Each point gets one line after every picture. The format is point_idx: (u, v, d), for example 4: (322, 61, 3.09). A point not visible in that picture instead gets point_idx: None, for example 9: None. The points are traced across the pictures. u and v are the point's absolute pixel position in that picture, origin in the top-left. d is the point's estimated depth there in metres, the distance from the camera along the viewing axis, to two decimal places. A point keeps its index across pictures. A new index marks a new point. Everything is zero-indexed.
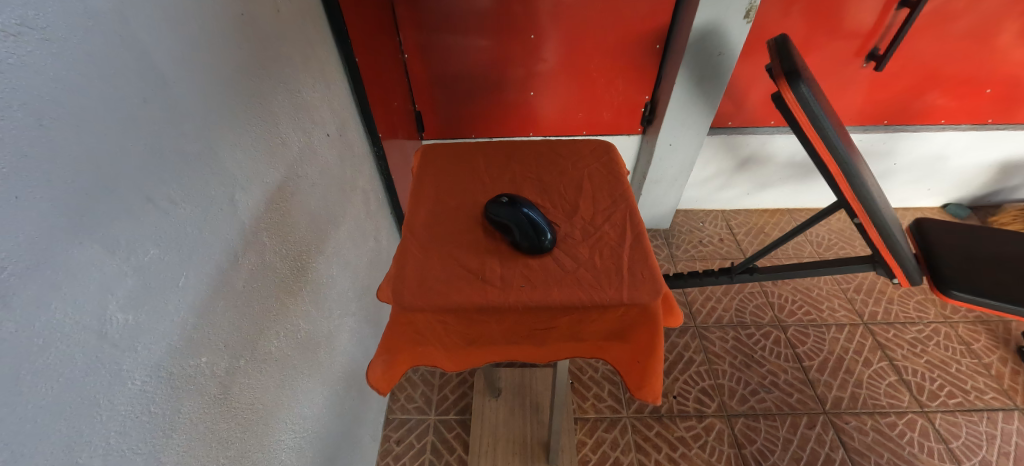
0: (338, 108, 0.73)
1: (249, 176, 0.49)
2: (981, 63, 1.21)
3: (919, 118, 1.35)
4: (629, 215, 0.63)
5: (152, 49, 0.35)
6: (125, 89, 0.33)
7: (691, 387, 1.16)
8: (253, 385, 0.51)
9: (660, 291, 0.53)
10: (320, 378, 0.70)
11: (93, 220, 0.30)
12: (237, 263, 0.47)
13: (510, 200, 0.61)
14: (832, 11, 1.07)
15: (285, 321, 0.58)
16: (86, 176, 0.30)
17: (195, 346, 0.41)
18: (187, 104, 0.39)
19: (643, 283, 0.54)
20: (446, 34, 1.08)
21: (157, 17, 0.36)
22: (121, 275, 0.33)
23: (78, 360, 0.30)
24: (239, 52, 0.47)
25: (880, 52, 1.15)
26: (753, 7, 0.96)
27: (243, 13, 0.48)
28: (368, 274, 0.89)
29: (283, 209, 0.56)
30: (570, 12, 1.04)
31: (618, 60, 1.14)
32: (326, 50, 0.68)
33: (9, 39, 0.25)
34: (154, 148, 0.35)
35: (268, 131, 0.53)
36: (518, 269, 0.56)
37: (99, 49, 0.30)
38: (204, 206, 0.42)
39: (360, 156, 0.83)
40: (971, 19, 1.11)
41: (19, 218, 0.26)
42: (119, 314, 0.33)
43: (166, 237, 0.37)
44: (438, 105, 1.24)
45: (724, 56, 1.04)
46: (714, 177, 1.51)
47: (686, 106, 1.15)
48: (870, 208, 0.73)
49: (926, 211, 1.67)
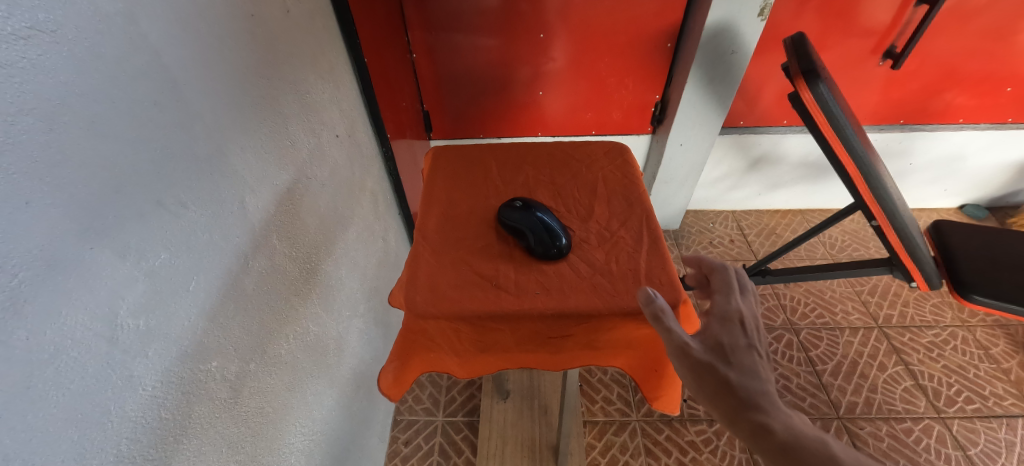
0: (347, 109, 0.73)
1: (259, 179, 0.49)
2: (1002, 61, 1.18)
3: (937, 117, 1.32)
4: (645, 219, 0.62)
5: (163, 51, 0.35)
6: (136, 93, 0.32)
7: None
8: (263, 388, 0.51)
9: (679, 297, 0.52)
10: (330, 381, 0.70)
11: (104, 224, 0.30)
12: (248, 266, 0.47)
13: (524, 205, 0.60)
14: (846, 8, 1.05)
15: (295, 324, 0.58)
16: (99, 181, 0.30)
17: (206, 350, 0.41)
18: (198, 106, 0.39)
19: (662, 290, 0.53)
20: (454, 34, 1.07)
21: (169, 19, 0.35)
22: (131, 280, 0.32)
23: (90, 367, 0.30)
24: (250, 54, 0.46)
25: (897, 50, 1.12)
26: (767, 5, 0.94)
27: (253, 14, 0.47)
28: (377, 275, 0.89)
29: (292, 211, 0.56)
30: (580, 10, 1.03)
31: (628, 59, 1.12)
32: (335, 50, 0.68)
33: (20, 42, 0.25)
34: (165, 152, 0.35)
35: (277, 132, 0.52)
36: (533, 275, 0.56)
37: (110, 53, 0.30)
38: (215, 209, 0.41)
39: (369, 156, 0.83)
40: (992, 15, 1.08)
41: (30, 224, 0.26)
42: (130, 319, 0.32)
43: (177, 240, 0.37)
44: (446, 106, 1.23)
45: (737, 54, 1.03)
46: (725, 178, 1.49)
47: (698, 105, 1.13)
48: (890, 211, 0.71)
49: (943, 212, 1.63)
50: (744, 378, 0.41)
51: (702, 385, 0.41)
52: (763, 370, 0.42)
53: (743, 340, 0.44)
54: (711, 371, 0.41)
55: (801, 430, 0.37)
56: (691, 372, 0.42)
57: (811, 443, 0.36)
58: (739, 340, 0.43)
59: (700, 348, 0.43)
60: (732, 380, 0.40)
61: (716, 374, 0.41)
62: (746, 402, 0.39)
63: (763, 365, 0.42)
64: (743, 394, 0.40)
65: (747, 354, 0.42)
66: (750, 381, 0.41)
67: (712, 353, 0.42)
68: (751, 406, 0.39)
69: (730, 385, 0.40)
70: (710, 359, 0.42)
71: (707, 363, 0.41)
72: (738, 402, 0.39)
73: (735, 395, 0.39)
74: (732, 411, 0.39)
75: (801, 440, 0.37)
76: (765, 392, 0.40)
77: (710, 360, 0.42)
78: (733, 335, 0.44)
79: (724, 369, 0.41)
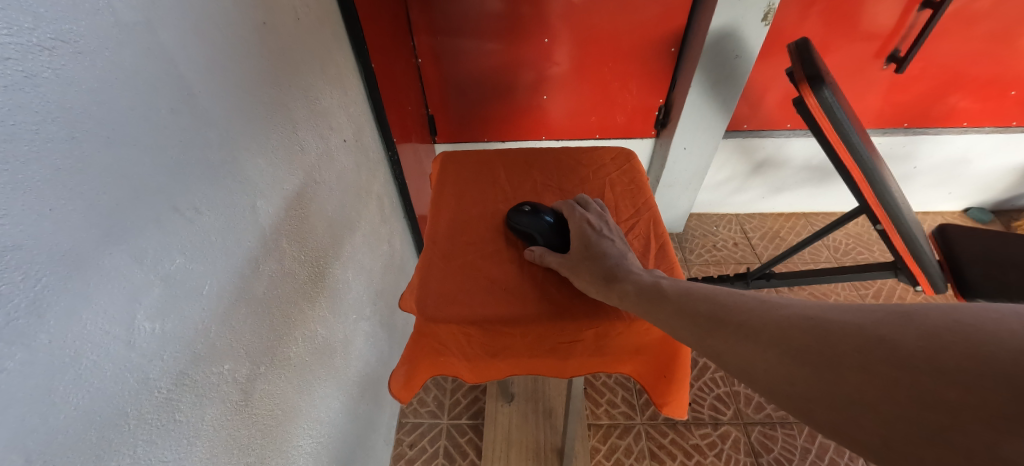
0: (354, 114, 0.73)
1: (270, 183, 0.49)
2: (1007, 64, 1.18)
3: (941, 120, 1.32)
4: (651, 224, 0.63)
5: (179, 58, 0.35)
6: (154, 102, 0.33)
7: (705, 393, 1.14)
8: (272, 391, 0.52)
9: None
10: (337, 383, 0.70)
11: (122, 230, 0.31)
12: (259, 270, 0.48)
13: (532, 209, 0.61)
14: (850, 12, 1.05)
15: (303, 327, 0.58)
16: (117, 188, 0.30)
17: (218, 353, 0.41)
18: (212, 112, 0.39)
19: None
20: (459, 38, 1.08)
21: (185, 28, 0.36)
22: (148, 284, 0.33)
23: (108, 370, 0.30)
24: (261, 61, 0.47)
25: (901, 54, 1.13)
26: (771, 9, 0.95)
27: (265, 22, 0.48)
28: (383, 278, 0.89)
29: (301, 216, 0.57)
30: (584, 15, 1.03)
31: (631, 63, 1.13)
32: (342, 56, 0.69)
33: (45, 53, 0.25)
34: (180, 158, 0.36)
35: (287, 137, 0.53)
36: (541, 282, 0.57)
37: (130, 62, 0.31)
38: (228, 214, 0.42)
39: (375, 160, 0.83)
40: (997, 19, 1.08)
41: (52, 230, 0.26)
42: (146, 323, 0.33)
43: (191, 245, 0.37)
44: (451, 109, 1.24)
45: (740, 59, 1.03)
46: (729, 181, 1.49)
47: (701, 109, 1.14)
48: (895, 216, 0.72)
49: (947, 215, 1.63)
50: (686, 292, 0.42)
51: (663, 315, 0.41)
52: (617, 248, 0.53)
53: (593, 230, 0.56)
54: (693, 312, 0.39)
55: (802, 314, 0.32)
56: (669, 321, 0.41)
57: (656, 283, 0.45)
58: (585, 228, 0.56)
59: (573, 250, 0.55)
60: (652, 290, 0.44)
61: (701, 314, 0.38)
62: (606, 272, 0.50)
63: (609, 240, 0.55)
64: (648, 289, 0.44)
65: (597, 239, 0.55)
66: (599, 254, 0.52)
67: (578, 246, 0.55)
68: (611, 274, 0.49)
69: (718, 317, 0.37)
70: (579, 255, 0.54)
71: (658, 301, 0.43)
72: (737, 329, 0.35)
73: (729, 324, 0.36)
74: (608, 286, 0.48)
75: (645, 286, 0.45)
76: (611, 254, 0.52)
77: (680, 301, 0.41)
78: (580, 226, 0.57)
79: (663, 292, 0.43)
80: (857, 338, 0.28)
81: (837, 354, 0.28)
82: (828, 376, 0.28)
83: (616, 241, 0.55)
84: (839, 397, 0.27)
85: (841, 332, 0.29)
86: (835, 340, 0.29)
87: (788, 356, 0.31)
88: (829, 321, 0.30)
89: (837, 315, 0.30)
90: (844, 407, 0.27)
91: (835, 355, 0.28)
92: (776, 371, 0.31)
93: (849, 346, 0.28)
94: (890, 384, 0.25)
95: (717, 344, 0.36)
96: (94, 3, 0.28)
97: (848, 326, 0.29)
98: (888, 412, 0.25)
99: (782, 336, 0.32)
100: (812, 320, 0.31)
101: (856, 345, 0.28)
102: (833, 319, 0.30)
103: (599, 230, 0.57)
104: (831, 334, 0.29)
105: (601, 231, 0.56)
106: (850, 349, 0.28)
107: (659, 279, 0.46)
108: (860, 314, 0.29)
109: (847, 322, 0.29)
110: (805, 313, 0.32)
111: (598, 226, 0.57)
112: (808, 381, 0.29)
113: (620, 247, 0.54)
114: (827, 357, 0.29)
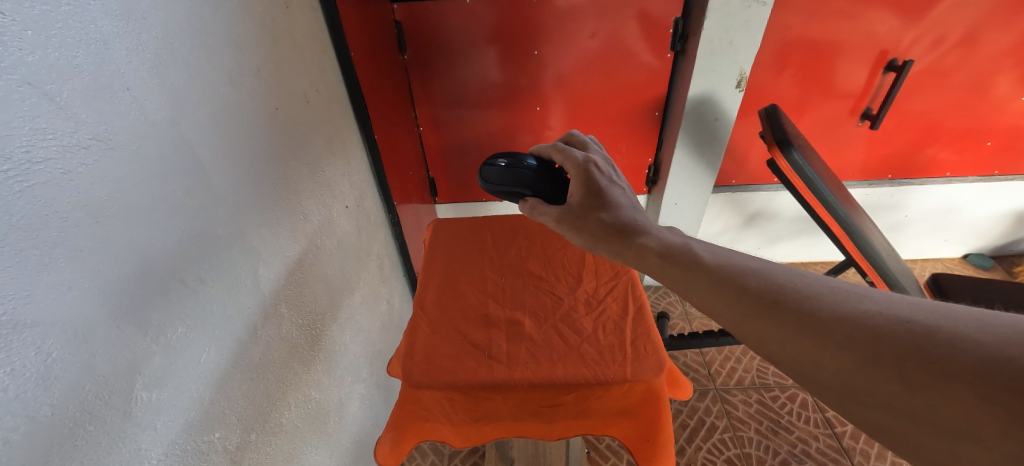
0: (357, 181, 0.78)
1: (273, 251, 0.53)
2: (981, 117, 1.23)
3: (924, 171, 1.37)
4: (630, 289, 0.67)
5: (198, 146, 0.40)
6: (170, 185, 0.37)
7: (716, 456, 1.09)
8: (263, 458, 0.51)
9: (662, 366, 0.55)
10: (328, 450, 0.69)
11: (137, 305, 0.34)
12: (257, 335, 0.49)
13: (507, 163, 0.69)
14: (822, 74, 1.13)
15: (297, 391, 0.59)
16: (132, 267, 0.33)
17: (210, 421, 0.42)
18: (221, 189, 0.43)
19: (646, 359, 0.56)
20: (458, 109, 1.16)
21: (204, 118, 0.41)
22: (149, 353, 0.35)
23: (102, 441, 0.31)
24: (271, 140, 0.52)
25: (873, 112, 1.19)
26: (744, 76, 1.02)
27: (277, 107, 0.54)
28: (381, 338, 0.90)
29: (302, 279, 0.59)
30: (574, 84, 1.12)
31: (621, 127, 1.20)
32: (348, 131, 0.75)
33: (81, 152, 0.29)
34: (190, 233, 0.39)
35: (292, 209, 0.57)
36: (524, 344, 0.59)
37: (154, 155, 0.35)
38: (230, 284, 0.44)
39: (376, 223, 0.88)
40: (964, 76, 1.14)
41: (65, 304, 0.28)
42: (143, 392, 0.35)
43: (193, 315, 0.39)
44: (451, 172, 1.31)
45: (720, 121, 1.10)
46: (725, 233, 1.53)
47: (688, 167, 1.20)
48: (881, 268, 0.73)
49: (946, 262, 1.67)
50: (726, 265, 0.40)
51: (700, 290, 0.40)
52: (621, 198, 0.55)
53: (599, 180, 0.57)
54: (743, 290, 0.37)
55: (895, 315, 0.30)
56: (706, 294, 0.40)
57: (687, 246, 0.45)
58: (590, 178, 0.58)
59: (575, 202, 0.57)
60: (686, 257, 0.43)
61: (752, 294, 0.37)
62: (611, 226, 0.52)
63: (615, 190, 0.56)
64: (679, 254, 0.44)
65: (603, 189, 0.56)
66: (607, 204, 0.54)
67: (582, 200, 0.56)
68: (627, 231, 0.50)
69: (776, 300, 0.35)
70: (582, 208, 0.56)
71: (695, 269, 0.42)
72: (801, 318, 0.33)
73: (785, 307, 0.34)
74: (624, 244, 0.49)
75: (670, 247, 0.46)
76: (617, 205, 0.54)
77: (726, 273, 0.40)
78: (586, 177, 0.58)
79: (700, 260, 0.42)
80: (978, 361, 0.26)
81: (947, 374, 0.26)
82: (928, 397, 0.27)
83: (621, 191, 0.57)
84: (934, 420, 0.27)
85: (955, 347, 0.27)
86: (945, 355, 0.27)
87: (873, 363, 0.29)
88: (937, 329, 0.28)
89: (946, 326, 0.28)
90: (944, 434, 0.26)
91: (945, 374, 0.26)
92: (854, 379, 0.30)
93: (962, 368, 0.26)
94: (1015, 419, 0.24)
95: (761, 330, 0.35)
96: (128, 105, 0.32)
97: (970, 346, 0.26)
98: (1000, 448, 0.24)
99: (866, 336, 0.30)
100: (911, 325, 0.29)
101: (973, 369, 0.26)
102: (939, 328, 0.28)
103: (604, 179, 0.58)
104: (939, 348, 0.27)
105: (608, 181, 0.58)
106: (968, 370, 0.26)
107: (688, 242, 0.45)
108: (978, 329, 0.27)
109: (962, 336, 0.27)
110: (895, 315, 0.30)
111: (604, 174, 0.59)
112: (896, 393, 0.28)
113: (625, 199, 0.55)
114: (927, 377, 0.27)
